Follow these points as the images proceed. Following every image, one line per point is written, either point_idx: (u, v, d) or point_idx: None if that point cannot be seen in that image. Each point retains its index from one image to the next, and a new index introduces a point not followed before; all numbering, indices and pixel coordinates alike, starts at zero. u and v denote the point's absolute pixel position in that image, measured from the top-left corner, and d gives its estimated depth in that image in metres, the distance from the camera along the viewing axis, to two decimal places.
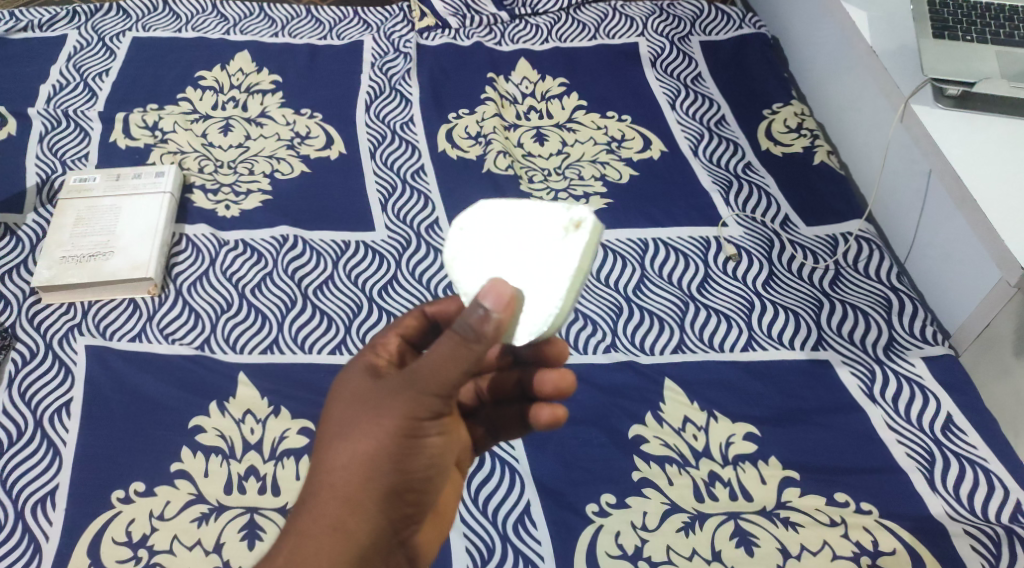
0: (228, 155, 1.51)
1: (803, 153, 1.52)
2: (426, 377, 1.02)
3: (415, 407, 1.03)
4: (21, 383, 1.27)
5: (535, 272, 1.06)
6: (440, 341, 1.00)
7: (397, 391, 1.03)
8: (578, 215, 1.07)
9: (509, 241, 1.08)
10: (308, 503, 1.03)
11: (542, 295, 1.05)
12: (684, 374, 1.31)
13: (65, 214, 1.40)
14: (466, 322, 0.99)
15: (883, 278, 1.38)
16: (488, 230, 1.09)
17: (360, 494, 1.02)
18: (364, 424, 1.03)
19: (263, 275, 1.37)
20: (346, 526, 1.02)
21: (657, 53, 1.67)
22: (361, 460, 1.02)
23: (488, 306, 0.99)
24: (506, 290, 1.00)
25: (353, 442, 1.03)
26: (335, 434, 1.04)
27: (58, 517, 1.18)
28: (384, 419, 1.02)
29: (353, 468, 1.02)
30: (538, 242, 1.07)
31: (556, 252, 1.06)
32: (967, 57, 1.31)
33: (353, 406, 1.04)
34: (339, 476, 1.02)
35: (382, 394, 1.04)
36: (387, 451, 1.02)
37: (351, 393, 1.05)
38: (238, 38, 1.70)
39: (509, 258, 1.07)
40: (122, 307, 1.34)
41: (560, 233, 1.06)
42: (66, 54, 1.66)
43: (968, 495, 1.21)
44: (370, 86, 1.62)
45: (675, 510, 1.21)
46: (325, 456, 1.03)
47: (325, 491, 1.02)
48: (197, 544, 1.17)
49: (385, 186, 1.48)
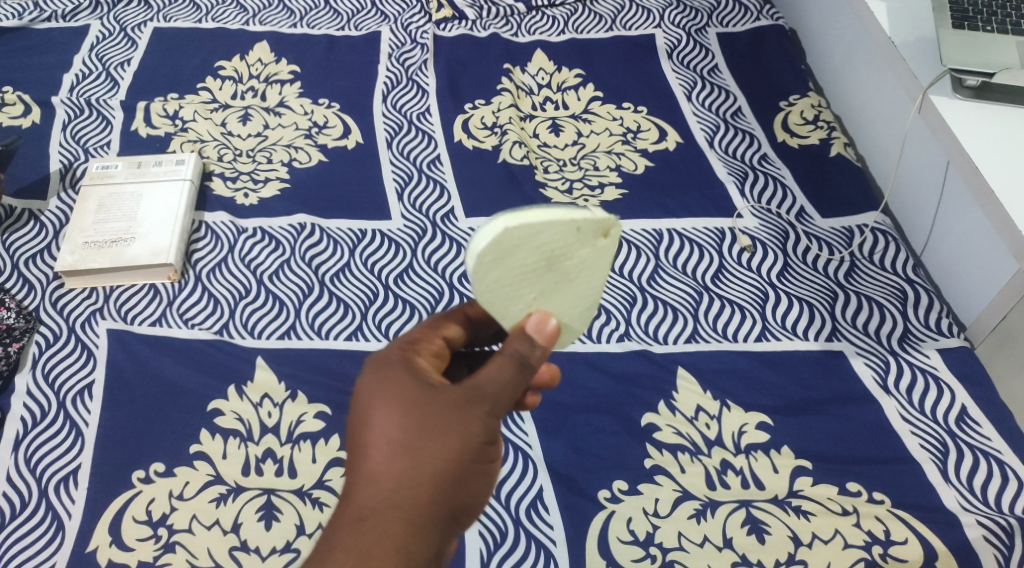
0: (247, 144, 1.53)
1: (819, 145, 1.52)
2: (484, 396, 1.04)
3: (468, 426, 1.04)
4: (44, 365, 1.29)
5: (573, 290, 1.07)
6: (493, 363, 1.04)
7: (450, 406, 1.04)
8: (606, 222, 1.04)
9: (537, 263, 1.04)
10: (359, 517, 1.02)
11: (579, 303, 1.08)
12: (697, 364, 1.31)
13: (88, 200, 1.42)
14: (523, 347, 1.05)
15: (900, 270, 1.38)
16: (509, 261, 1.03)
17: (416, 511, 1.02)
18: (420, 441, 1.03)
19: (281, 263, 1.39)
20: (402, 544, 1.02)
21: (673, 45, 1.67)
22: (417, 476, 1.02)
23: (542, 326, 1.05)
24: (554, 322, 1.06)
25: (404, 455, 1.03)
26: (390, 450, 1.03)
27: (80, 496, 1.21)
28: (441, 438, 1.03)
29: (409, 487, 1.02)
30: (571, 260, 1.05)
31: (594, 264, 1.06)
32: (986, 47, 1.30)
33: (405, 421, 1.04)
34: (394, 492, 1.02)
35: (436, 410, 1.04)
36: (442, 469, 1.03)
37: (398, 405, 1.04)
38: (257, 29, 1.72)
39: (544, 283, 1.06)
40: (143, 292, 1.36)
41: (591, 244, 1.05)
42: (89, 44, 1.69)
43: (981, 486, 1.22)
44: (387, 77, 1.64)
45: (686, 497, 1.22)
46: (377, 471, 1.03)
47: (379, 506, 1.02)
48: (215, 523, 1.19)
49: (402, 175, 1.49)
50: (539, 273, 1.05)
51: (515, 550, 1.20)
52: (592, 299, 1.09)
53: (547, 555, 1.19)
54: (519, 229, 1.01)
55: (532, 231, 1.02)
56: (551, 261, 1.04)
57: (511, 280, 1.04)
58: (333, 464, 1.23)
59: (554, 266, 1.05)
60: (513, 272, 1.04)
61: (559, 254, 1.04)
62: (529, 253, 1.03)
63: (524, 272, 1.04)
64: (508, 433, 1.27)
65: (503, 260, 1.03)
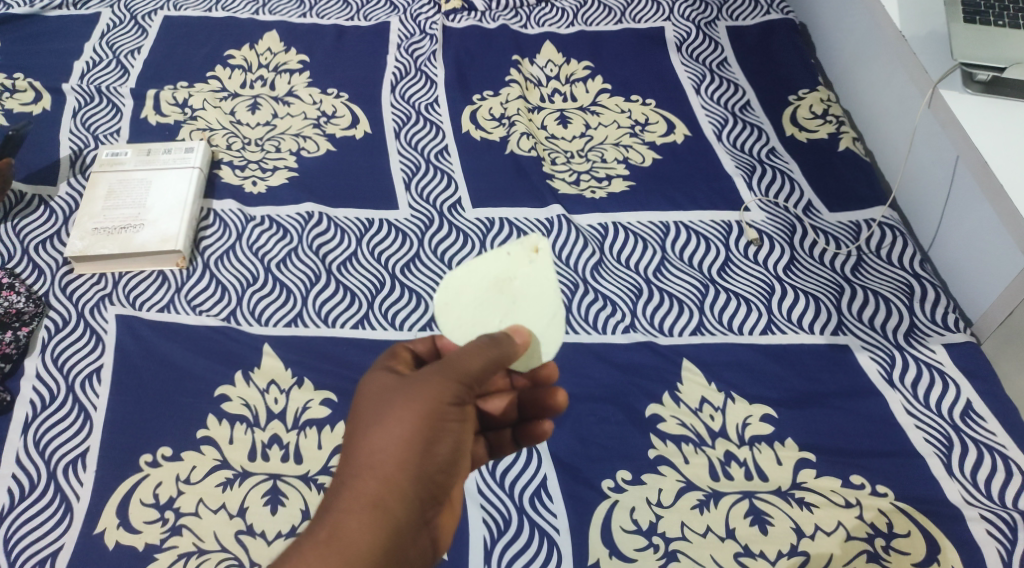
0: (256, 133, 1.54)
1: (828, 140, 1.52)
2: (456, 367, 1.06)
3: (440, 390, 1.05)
4: (54, 349, 1.30)
5: (528, 307, 1.17)
6: (468, 346, 1.08)
7: (423, 378, 1.06)
8: (532, 239, 1.19)
9: (489, 290, 1.18)
10: (342, 483, 1.03)
11: (541, 317, 1.17)
12: (702, 356, 1.32)
13: (98, 186, 1.43)
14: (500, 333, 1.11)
15: (906, 265, 1.38)
16: (462, 296, 1.19)
17: (393, 475, 1.03)
18: (395, 409, 1.04)
19: (289, 251, 1.40)
20: (382, 505, 1.02)
21: (683, 37, 1.67)
22: (393, 441, 1.03)
23: (510, 334, 1.13)
24: (520, 333, 1.14)
25: (383, 421, 1.04)
26: (367, 421, 1.05)
27: (89, 478, 1.22)
28: (412, 405, 1.04)
29: (387, 450, 1.03)
30: (517, 282, 1.18)
31: (537, 279, 1.18)
32: (998, 42, 1.29)
33: (385, 393, 1.06)
34: (372, 458, 1.03)
35: (412, 382, 1.06)
36: (416, 434, 1.04)
37: (376, 385, 1.07)
38: (267, 18, 1.72)
39: (500, 307, 1.17)
40: (152, 279, 1.37)
41: (526, 261, 1.18)
42: (100, 32, 1.70)
43: (985, 480, 1.22)
44: (396, 67, 1.64)
45: (690, 487, 1.22)
46: (358, 441, 1.04)
47: (358, 471, 1.03)
48: (221, 507, 1.20)
49: (409, 165, 1.50)
50: (491, 299, 1.18)
51: (518, 538, 1.20)
52: (552, 311, 1.17)
53: (551, 543, 1.20)
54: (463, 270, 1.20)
55: (473, 268, 1.19)
56: (499, 286, 1.18)
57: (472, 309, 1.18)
58: (339, 451, 1.24)
59: (504, 290, 1.18)
60: (470, 304, 1.18)
61: (505, 278, 1.18)
62: (479, 286, 1.19)
63: (480, 301, 1.18)
64: None
65: (458, 293, 1.19)
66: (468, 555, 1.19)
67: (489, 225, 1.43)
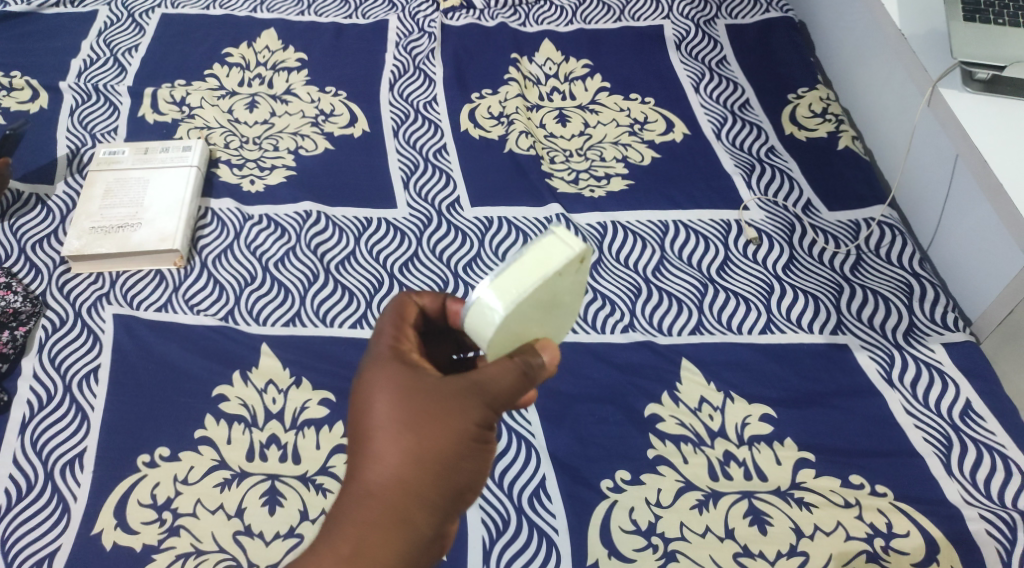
0: (254, 131, 1.53)
1: (827, 138, 1.51)
2: (484, 388, 1.05)
3: (467, 410, 1.05)
4: (51, 348, 1.30)
5: (564, 310, 1.09)
6: (498, 362, 1.05)
7: (449, 394, 1.05)
8: (587, 253, 1.03)
9: (538, 309, 1.04)
10: (364, 495, 1.03)
11: (570, 312, 1.11)
12: (701, 356, 1.31)
13: (95, 185, 1.42)
14: (526, 358, 1.05)
15: (906, 264, 1.37)
16: (513, 324, 1.03)
17: (420, 488, 1.04)
18: (419, 423, 1.04)
19: (287, 250, 1.39)
20: (405, 520, 1.03)
21: (682, 36, 1.67)
22: (419, 457, 1.04)
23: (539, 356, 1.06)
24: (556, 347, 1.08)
25: (407, 436, 1.04)
26: (392, 432, 1.04)
27: (86, 479, 1.21)
28: (438, 420, 1.04)
29: (411, 466, 1.04)
30: (561, 294, 1.06)
31: (578, 283, 1.07)
32: (997, 39, 1.29)
33: (408, 405, 1.05)
34: (396, 469, 1.04)
35: (437, 396, 1.05)
36: (445, 453, 1.04)
37: (397, 390, 1.06)
38: (265, 16, 1.72)
39: (540, 323, 1.06)
40: (149, 278, 1.36)
41: (574, 277, 1.05)
42: (97, 29, 1.69)
43: (985, 480, 1.21)
44: (394, 65, 1.64)
45: (689, 488, 1.22)
46: (381, 452, 1.04)
47: (384, 484, 1.03)
48: (219, 508, 1.20)
49: (407, 164, 1.49)
50: (536, 319, 1.05)
51: (517, 539, 1.20)
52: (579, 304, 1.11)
53: (550, 543, 1.19)
54: (514, 303, 1.01)
55: (527, 296, 1.01)
56: (544, 306, 1.05)
57: (518, 331, 1.05)
58: (337, 451, 1.23)
59: (551, 305, 1.05)
60: (515, 329, 1.04)
61: (553, 295, 1.04)
62: (526, 312, 1.03)
63: (523, 324, 1.04)
64: (512, 423, 1.27)
65: (510, 322, 1.02)
66: (467, 556, 1.19)
67: (488, 224, 1.42)
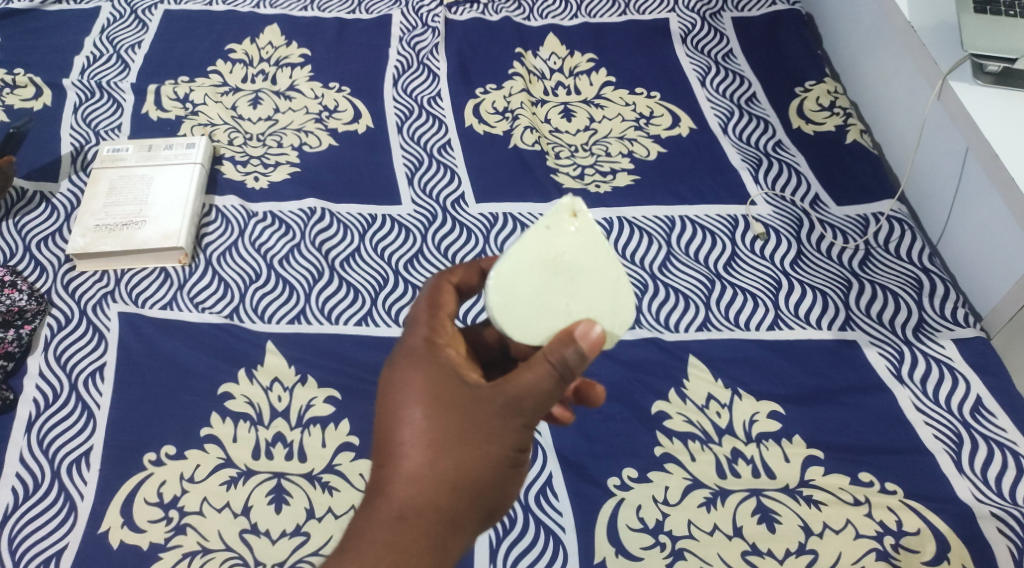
0: (258, 127, 1.53)
1: (835, 132, 1.50)
2: (521, 399, 1.03)
3: (501, 421, 1.04)
4: (57, 347, 1.29)
5: (585, 278, 1.06)
6: (538, 367, 1.03)
7: (484, 402, 1.04)
8: (570, 202, 1.05)
9: (541, 271, 1.05)
10: (393, 503, 1.03)
11: (603, 287, 1.06)
12: (708, 352, 1.30)
13: (99, 183, 1.42)
14: (560, 351, 1.02)
15: (915, 259, 1.36)
16: (511, 286, 1.05)
17: (446, 500, 1.03)
18: (451, 431, 1.04)
19: (292, 247, 1.39)
20: (431, 528, 1.03)
21: (687, 29, 1.66)
22: (449, 466, 1.03)
23: (575, 344, 1.02)
24: (597, 331, 1.03)
25: (438, 444, 1.03)
26: (422, 439, 1.04)
27: (93, 477, 1.21)
28: (474, 434, 1.04)
29: (440, 473, 1.03)
30: (568, 257, 1.05)
31: (586, 244, 1.05)
32: (1009, 32, 1.27)
33: (437, 410, 1.04)
34: (423, 481, 1.03)
35: (469, 403, 1.04)
36: (474, 467, 1.04)
37: (427, 396, 1.04)
38: (268, 12, 1.71)
39: (562, 295, 1.05)
40: (154, 276, 1.36)
41: (573, 232, 1.05)
42: (99, 26, 1.69)
43: (995, 477, 1.20)
44: (398, 60, 1.63)
45: (697, 485, 1.21)
46: (410, 459, 1.03)
47: (413, 493, 1.03)
48: (225, 506, 1.19)
49: (412, 160, 1.49)
50: (549, 287, 1.05)
51: (524, 537, 1.19)
52: (612, 278, 1.06)
53: (557, 542, 1.19)
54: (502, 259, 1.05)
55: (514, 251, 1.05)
56: (553, 270, 1.05)
57: (528, 299, 1.05)
58: (343, 449, 1.23)
59: (554, 267, 1.05)
60: (524, 298, 1.05)
61: (551, 253, 1.05)
62: (527, 274, 1.05)
63: (535, 296, 1.05)
64: None
65: (506, 283, 1.05)
66: (473, 554, 1.18)
67: (493, 221, 1.42)
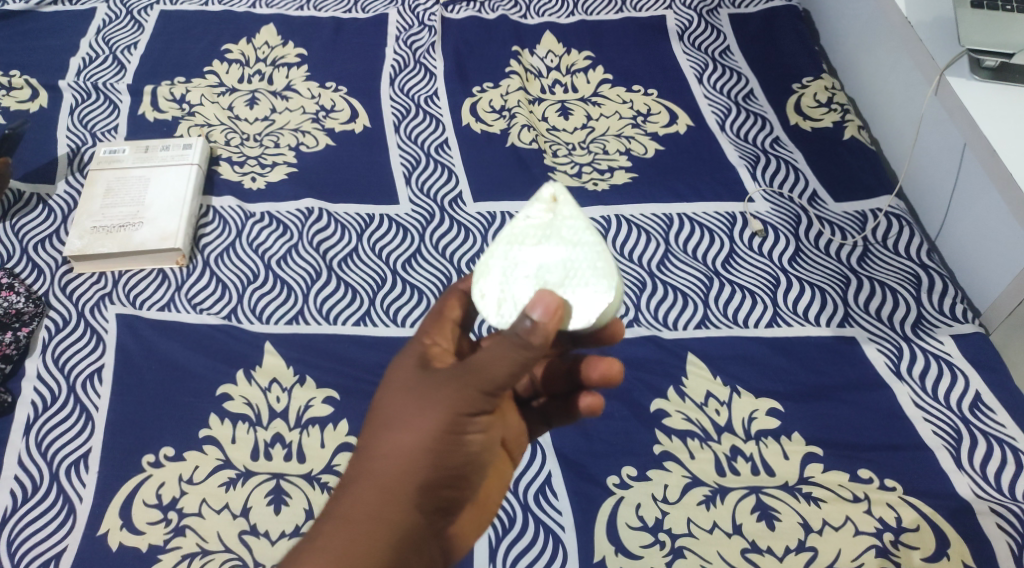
0: (255, 128, 1.53)
1: (833, 129, 1.50)
2: (479, 376, 1.01)
3: (462, 401, 1.02)
4: (55, 349, 1.29)
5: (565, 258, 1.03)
6: (492, 342, 1.00)
7: (445, 386, 1.03)
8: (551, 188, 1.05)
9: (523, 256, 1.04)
10: (361, 494, 1.02)
11: (584, 265, 1.03)
12: (707, 349, 1.30)
13: (96, 184, 1.42)
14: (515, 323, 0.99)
15: (913, 254, 1.36)
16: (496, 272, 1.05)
17: (411, 485, 1.02)
18: (414, 416, 1.03)
19: (289, 247, 1.38)
20: (396, 513, 1.01)
21: (684, 26, 1.65)
22: (412, 451, 1.02)
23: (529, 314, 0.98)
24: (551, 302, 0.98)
25: (403, 431, 1.03)
26: (389, 428, 1.04)
27: (92, 479, 1.21)
28: (431, 415, 1.02)
29: (404, 459, 1.02)
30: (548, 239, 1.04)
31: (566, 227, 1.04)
32: (1005, 27, 1.27)
33: (403, 400, 1.04)
34: (389, 468, 1.02)
35: (432, 387, 1.03)
36: (435, 448, 1.02)
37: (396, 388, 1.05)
38: (264, 12, 1.71)
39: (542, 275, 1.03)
40: (152, 277, 1.36)
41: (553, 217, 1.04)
42: (95, 27, 1.69)
43: (994, 473, 1.20)
44: (395, 59, 1.63)
45: (696, 483, 1.21)
46: (378, 448, 1.04)
47: (380, 481, 1.02)
48: (224, 507, 1.19)
49: (409, 160, 1.48)
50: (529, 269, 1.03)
51: (524, 537, 1.19)
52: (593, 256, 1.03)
53: (556, 540, 1.19)
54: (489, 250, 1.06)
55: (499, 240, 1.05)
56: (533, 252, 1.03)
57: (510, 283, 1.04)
58: (342, 449, 1.23)
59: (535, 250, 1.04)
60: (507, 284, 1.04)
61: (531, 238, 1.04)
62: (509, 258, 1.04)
63: (512, 276, 1.03)
64: None
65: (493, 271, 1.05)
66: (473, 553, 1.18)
67: (491, 219, 1.41)
